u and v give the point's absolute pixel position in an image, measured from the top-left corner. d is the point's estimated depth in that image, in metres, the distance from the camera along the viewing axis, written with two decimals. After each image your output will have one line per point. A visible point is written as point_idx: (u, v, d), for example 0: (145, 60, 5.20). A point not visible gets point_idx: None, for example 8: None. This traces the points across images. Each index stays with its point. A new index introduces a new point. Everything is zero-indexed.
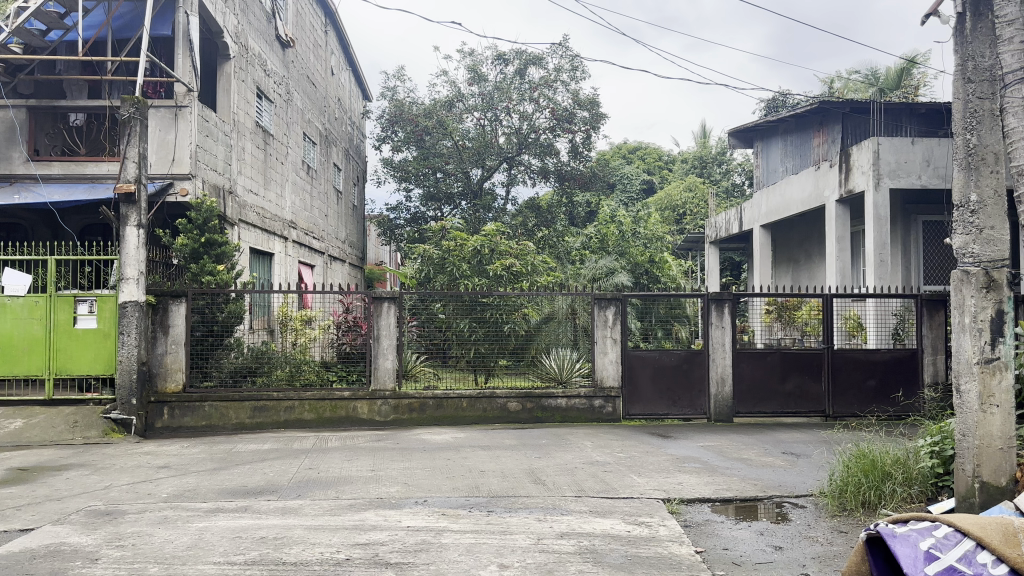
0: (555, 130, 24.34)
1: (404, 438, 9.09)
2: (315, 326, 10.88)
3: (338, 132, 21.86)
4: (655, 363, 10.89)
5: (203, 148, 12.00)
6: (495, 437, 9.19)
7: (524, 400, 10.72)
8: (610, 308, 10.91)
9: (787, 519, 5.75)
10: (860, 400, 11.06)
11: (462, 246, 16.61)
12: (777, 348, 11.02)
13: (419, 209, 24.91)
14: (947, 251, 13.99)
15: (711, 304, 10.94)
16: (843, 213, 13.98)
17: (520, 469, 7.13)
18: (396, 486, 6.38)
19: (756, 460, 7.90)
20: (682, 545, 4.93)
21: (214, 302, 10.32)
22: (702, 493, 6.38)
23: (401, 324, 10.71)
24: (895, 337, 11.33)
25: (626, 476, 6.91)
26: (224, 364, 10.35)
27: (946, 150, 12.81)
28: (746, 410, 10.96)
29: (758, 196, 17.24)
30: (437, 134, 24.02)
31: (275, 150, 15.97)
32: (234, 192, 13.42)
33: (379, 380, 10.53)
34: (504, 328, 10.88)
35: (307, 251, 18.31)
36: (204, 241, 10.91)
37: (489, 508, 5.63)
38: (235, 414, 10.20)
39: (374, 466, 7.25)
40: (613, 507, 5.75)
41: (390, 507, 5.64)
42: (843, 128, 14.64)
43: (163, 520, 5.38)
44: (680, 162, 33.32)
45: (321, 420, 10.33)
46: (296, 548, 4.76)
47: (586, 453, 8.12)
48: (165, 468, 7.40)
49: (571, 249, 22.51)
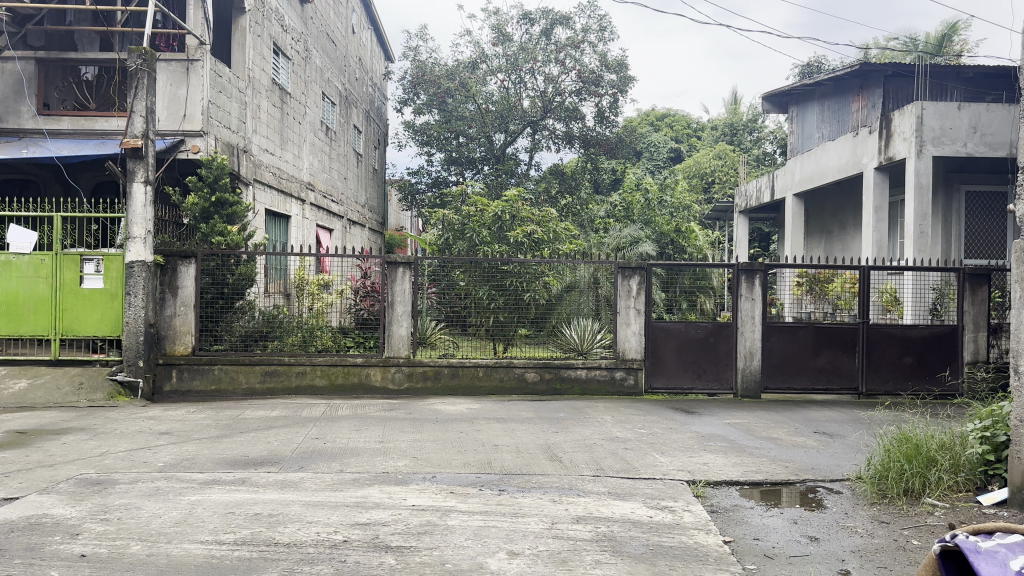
0: (581, 93, 23.65)
1: (416, 408, 8.76)
2: (331, 290, 10.21)
3: (358, 93, 21.35)
4: (681, 336, 10.43)
5: (216, 105, 11.63)
6: (512, 408, 8.82)
7: (542, 370, 10.34)
8: (633, 278, 10.45)
9: (821, 506, 5.31)
10: (894, 377, 10.56)
11: (483, 212, 16.23)
12: (809, 323, 10.52)
13: (440, 173, 24.38)
14: (989, 223, 13.33)
15: (741, 274, 10.44)
16: (882, 180, 13.29)
17: (535, 444, 6.75)
18: (404, 460, 6.04)
19: (786, 440, 7.46)
20: (708, 534, 4.52)
21: (224, 263, 10.01)
22: (729, 475, 5.96)
23: (415, 289, 10.29)
24: (934, 313, 10.71)
25: (648, 455, 6.50)
26: (235, 328, 10.04)
27: (994, 115, 12.08)
28: (775, 385, 10.49)
29: (791, 163, 16.57)
30: (460, 97, 23.45)
31: (292, 109, 15.53)
32: (248, 151, 13.07)
33: (393, 348, 10.20)
34: (524, 297, 10.42)
35: (325, 214, 17.95)
36: (214, 200, 10.56)
37: (501, 487, 5.25)
38: (246, 379, 9.93)
39: (383, 437, 6.91)
40: (633, 489, 5.35)
41: (395, 484, 5.28)
42: (884, 92, 13.89)
43: (154, 492, 5.09)
44: (709, 129, 32.48)
45: (333, 387, 10.03)
46: (290, 527, 4.42)
47: (606, 428, 7.74)
48: (166, 434, 7.12)
49: (595, 217, 22.01)
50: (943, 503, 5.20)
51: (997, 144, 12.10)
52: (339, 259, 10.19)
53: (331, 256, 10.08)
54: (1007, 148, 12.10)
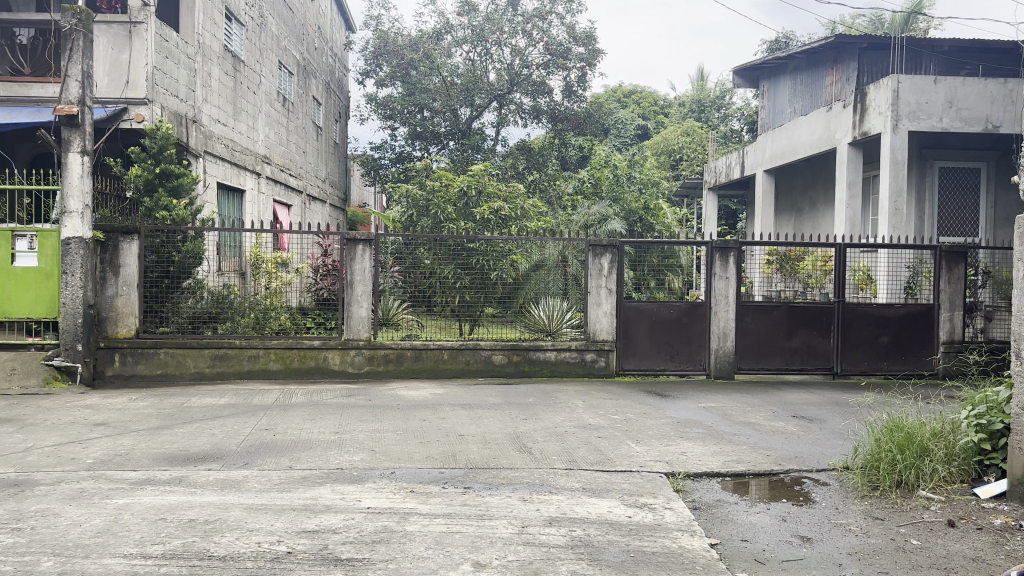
0: (548, 67, 23.13)
1: (377, 393, 8.27)
2: (289, 270, 9.59)
3: (318, 63, 20.53)
4: (653, 316, 10.06)
5: (162, 71, 10.92)
6: (478, 393, 8.38)
7: (509, 353, 9.90)
8: (605, 256, 10.03)
9: (810, 501, 4.95)
10: (870, 357, 10.33)
11: (448, 187, 15.73)
12: (784, 302, 10.21)
13: (404, 147, 23.73)
14: (961, 200, 13.17)
15: (715, 252, 10.09)
16: (855, 156, 13.02)
17: (503, 434, 6.31)
18: (361, 453, 5.55)
19: (764, 425, 7.12)
20: (694, 536, 4.12)
21: (170, 240, 9.39)
22: (709, 466, 5.59)
23: (377, 267, 9.77)
24: (909, 292, 10.43)
25: (623, 444, 6.10)
26: (182, 309, 9.46)
27: (970, 90, 11.82)
28: (749, 366, 10.18)
29: (763, 138, 16.24)
30: (424, 69, 22.75)
31: (245, 78, 14.74)
32: (198, 121, 12.35)
33: (353, 329, 9.68)
34: (490, 276, 9.92)
35: (283, 189, 17.21)
36: (158, 172, 9.87)
37: (466, 484, 4.80)
38: (194, 363, 9.34)
39: (339, 427, 6.41)
40: (609, 484, 4.94)
41: (349, 482, 4.80)
42: (859, 66, 13.58)
43: (77, 495, 4.55)
44: (677, 106, 32.18)
45: (288, 371, 9.49)
46: (228, 536, 3.92)
47: (577, 414, 7.33)
48: (101, 426, 6.55)
49: (563, 194, 21.63)
50: (938, 496, 4.88)
51: (973, 119, 11.85)
52: (298, 237, 9.57)
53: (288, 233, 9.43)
54: (983, 123, 11.87)
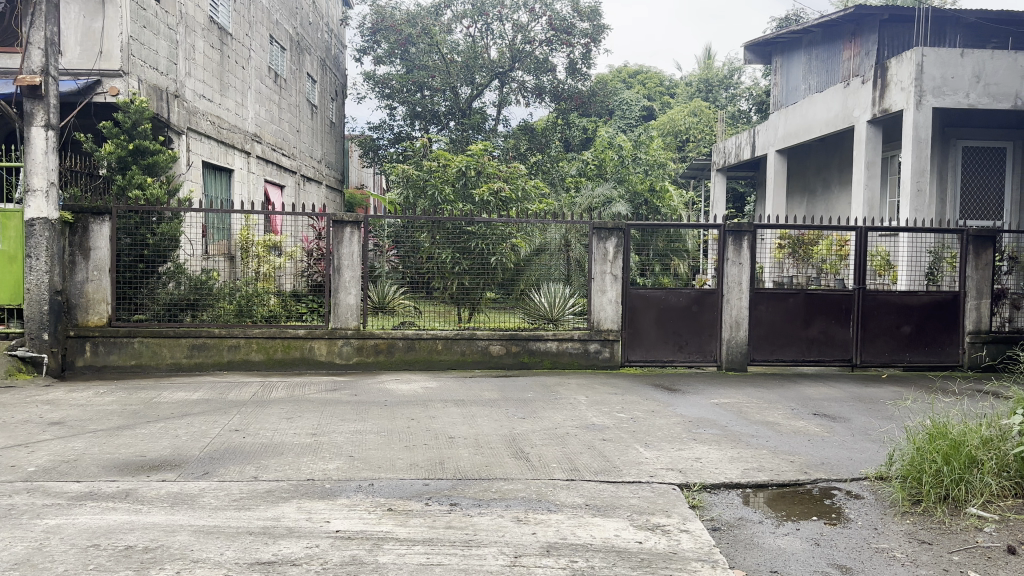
0: (552, 43, 22.41)
1: (364, 387, 7.67)
2: (281, 253, 9.17)
3: (312, 39, 19.80)
4: (661, 304, 9.42)
5: (140, 42, 10.28)
6: (473, 387, 7.78)
7: (508, 343, 9.28)
8: (610, 240, 9.37)
9: (844, 520, 4.34)
10: (891, 348, 9.69)
11: (446, 168, 15.10)
12: (801, 289, 9.58)
13: (403, 127, 22.96)
14: (985, 181, 12.49)
15: (728, 235, 9.43)
16: (874, 135, 12.32)
17: (497, 436, 5.71)
18: (337, 461, 4.95)
19: (784, 425, 6.51)
20: (715, 568, 3.52)
21: (145, 221, 8.83)
22: (728, 475, 4.98)
23: (369, 250, 9.13)
24: (931, 278, 9.80)
25: (631, 449, 5.49)
26: (158, 295, 8.91)
27: (999, 63, 11.10)
28: (762, 358, 9.57)
29: (775, 118, 15.53)
30: (423, 45, 22.06)
31: (233, 51, 14.08)
32: (181, 96, 11.71)
33: (341, 318, 9.06)
34: (490, 261, 9.30)
35: (274, 169, 16.55)
36: (131, 148, 9.26)
37: (452, 500, 4.20)
38: (170, 353, 8.75)
39: (317, 428, 5.81)
40: (615, 500, 4.33)
41: (319, 499, 4.20)
42: (879, 38, 12.82)
43: (5, 514, 3.96)
44: (683, 87, 31.54)
45: (271, 362, 8.90)
46: (168, 569, 3.33)
47: (580, 412, 6.72)
48: (56, 425, 5.96)
49: (566, 174, 20.98)
50: (991, 515, 4.26)
51: (1001, 95, 11.13)
52: (291, 218, 9.02)
53: (281, 215, 8.93)
54: (1013, 99, 11.14)
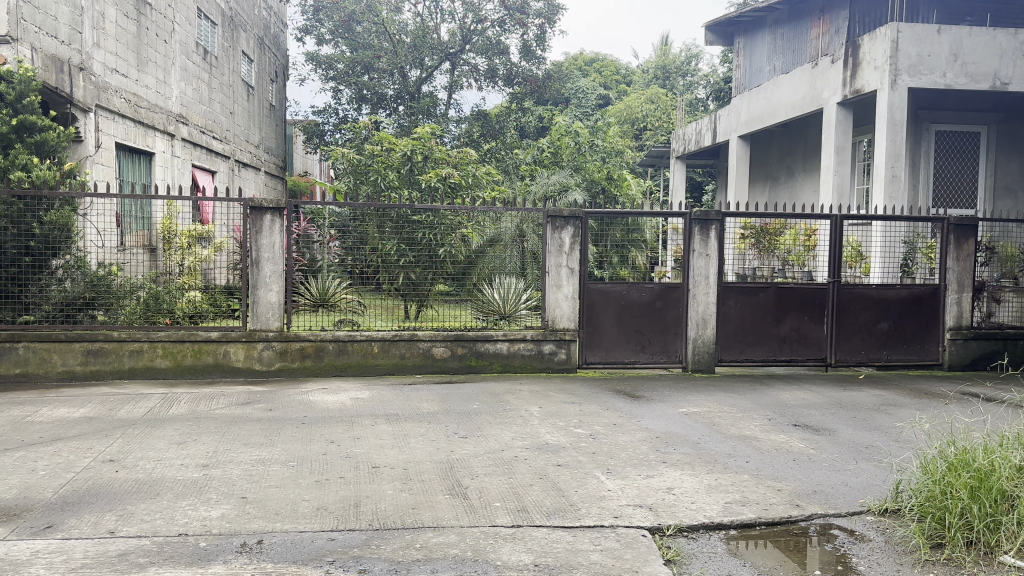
0: (505, 24, 21.43)
1: (283, 399, 6.67)
2: (208, 245, 8.31)
3: (248, 16, 18.49)
4: (622, 300, 8.56)
5: (32, 5, 9.02)
6: (411, 397, 6.83)
7: (452, 345, 8.30)
8: (566, 229, 8.43)
9: (854, 572, 3.50)
10: (868, 346, 8.98)
11: (391, 152, 14.14)
12: (771, 283, 8.79)
13: (349, 111, 21.80)
14: (957, 167, 11.95)
15: (694, 224, 8.61)
16: (844, 118, 11.64)
17: (430, 464, 4.75)
18: (223, 506, 3.95)
19: (764, 441, 5.68)
20: None
21: (31, 208, 7.68)
22: (708, 512, 4.11)
23: (311, 241, 8.19)
24: (905, 269, 9.10)
25: (590, 479, 4.58)
26: (50, 294, 7.75)
27: (977, 41, 10.45)
28: (730, 358, 8.78)
29: (737, 101, 14.83)
30: (368, 23, 21.01)
31: (153, 22, 12.79)
32: (88, 70, 10.45)
33: (261, 318, 7.97)
34: (438, 252, 8.35)
35: (204, 153, 15.30)
36: (15, 124, 7.97)
37: (361, 564, 3.25)
38: (61, 360, 7.60)
39: (211, 458, 4.79)
40: (572, 556, 3.43)
41: (185, 568, 3.21)
42: (850, 15, 12.23)
43: None
44: (639, 74, 30.96)
45: (179, 369, 7.80)
46: None
47: (531, 428, 5.81)
48: None
49: (520, 163, 20.04)
50: None
51: (979, 75, 10.48)
52: (224, 206, 8.03)
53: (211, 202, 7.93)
54: (992, 79, 10.50)
